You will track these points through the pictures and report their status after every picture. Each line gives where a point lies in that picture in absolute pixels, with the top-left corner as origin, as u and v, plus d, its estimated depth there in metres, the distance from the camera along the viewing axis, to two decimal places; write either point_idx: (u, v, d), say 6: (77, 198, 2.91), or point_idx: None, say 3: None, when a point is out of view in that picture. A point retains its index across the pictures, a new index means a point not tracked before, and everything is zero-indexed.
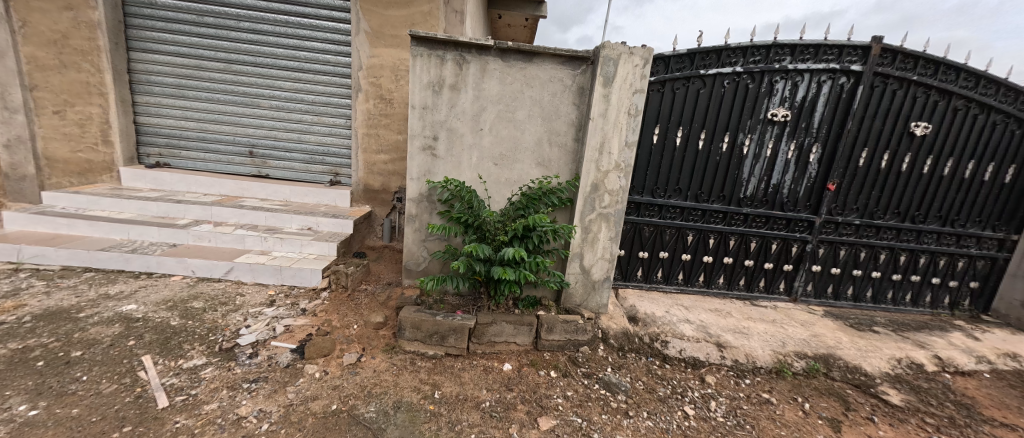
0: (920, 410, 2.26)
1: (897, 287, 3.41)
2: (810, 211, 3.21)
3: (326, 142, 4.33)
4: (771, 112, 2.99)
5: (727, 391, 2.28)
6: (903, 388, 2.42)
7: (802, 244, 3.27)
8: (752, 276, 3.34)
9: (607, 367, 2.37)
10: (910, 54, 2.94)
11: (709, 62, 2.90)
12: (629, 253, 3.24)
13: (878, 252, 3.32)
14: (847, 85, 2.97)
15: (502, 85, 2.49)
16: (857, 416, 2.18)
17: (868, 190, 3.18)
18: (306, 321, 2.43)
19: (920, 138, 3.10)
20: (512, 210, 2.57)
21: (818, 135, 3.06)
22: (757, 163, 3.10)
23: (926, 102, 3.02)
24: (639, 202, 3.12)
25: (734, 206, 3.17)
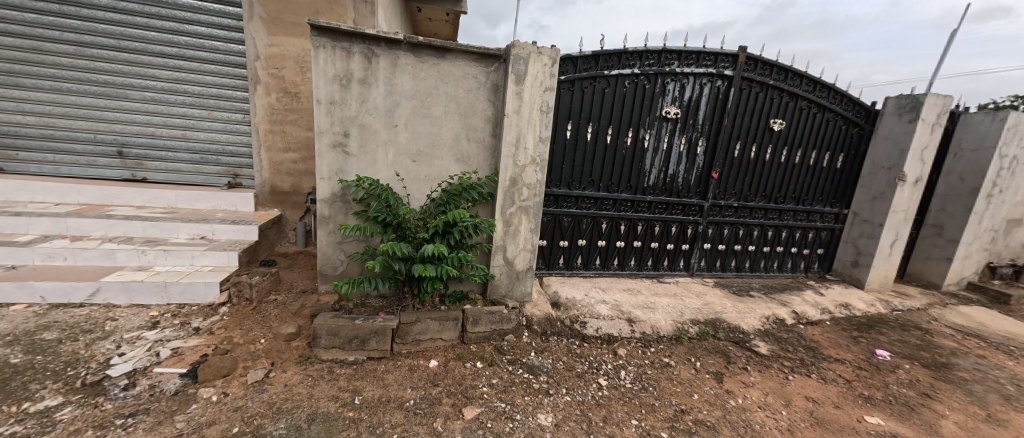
0: (780, 356, 2.77)
1: (768, 257, 4.09)
2: (700, 197, 3.70)
3: (221, 140, 3.84)
4: (665, 110, 3.37)
5: (635, 360, 2.56)
6: (769, 340, 2.94)
7: (695, 225, 3.76)
8: (658, 257, 3.75)
9: (531, 352, 2.50)
10: (767, 62, 3.53)
11: (611, 64, 3.17)
12: (550, 243, 3.42)
13: (752, 229, 3.94)
14: (723, 88, 3.46)
15: (415, 80, 2.45)
16: (736, 367, 2.60)
17: (742, 176, 3.75)
18: (200, 341, 2.17)
19: (778, 133, 3.73)
20: (433, 207, 2.55)
21: (703, 131, 3.52)
22: (656, 156, 3.48)
23: (780, 102, 3.64)
24: (558, 194, 3.30)
25: (640, 194, 3.53)
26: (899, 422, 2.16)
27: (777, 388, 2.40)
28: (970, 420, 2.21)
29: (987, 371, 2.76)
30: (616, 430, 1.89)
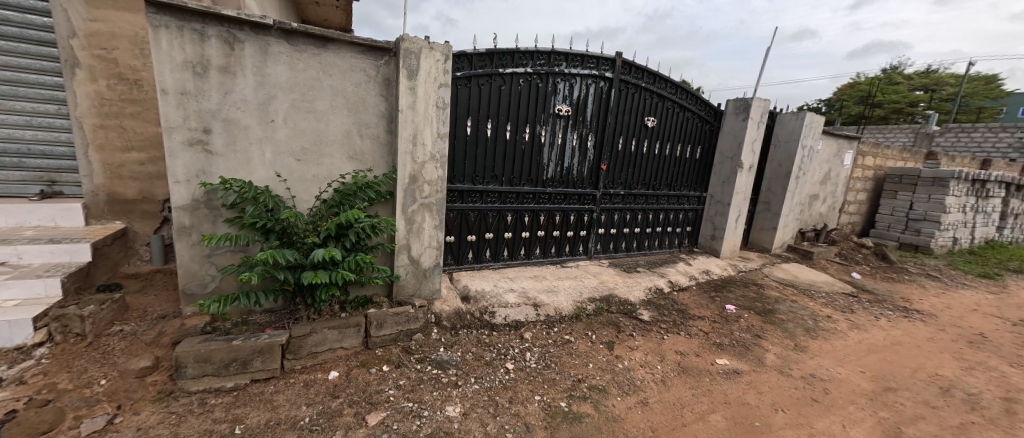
0: (659, 320, 3.25)
1: (650, 236, 4.73)
2: (593, 187, 4.08)
3: (25, 137, 2.99)
4: (557, 108, 3.64)
5: (540, 340, 2.76)
6: (650, 308, 3.43)
7: (590, 213, 4.15)
8: (560, 244, 4.06)
9: (440, 347, 2.51)
10: (639, 67, 4.04)
11: (505, 62, 3.30)
12: (458, 238, 3.45)
13: (637, 214, 4.51)
14: (605, 88, 3.86)
15: (292, 71, 2.22)
16: (624, 335, 2.98)
17: (626, 167, 4.25)
18: (4, 395, 1.69)
19: (651, 129, 4.32)
20: (324, 209, 2.38)
21: (591, 127, 3.89)
22: (553, 150, 3.73)
23: (652, 102, 4.22)
24: (462, 190, 3.33)
25: (540, 187, 3.75)
26: (738, 360, 2.72)
27: (655, 347, 2.82)
28: (784, 350, 2.89)
29: (796, 312, 3.62)
30: (521, 408, 2.02)
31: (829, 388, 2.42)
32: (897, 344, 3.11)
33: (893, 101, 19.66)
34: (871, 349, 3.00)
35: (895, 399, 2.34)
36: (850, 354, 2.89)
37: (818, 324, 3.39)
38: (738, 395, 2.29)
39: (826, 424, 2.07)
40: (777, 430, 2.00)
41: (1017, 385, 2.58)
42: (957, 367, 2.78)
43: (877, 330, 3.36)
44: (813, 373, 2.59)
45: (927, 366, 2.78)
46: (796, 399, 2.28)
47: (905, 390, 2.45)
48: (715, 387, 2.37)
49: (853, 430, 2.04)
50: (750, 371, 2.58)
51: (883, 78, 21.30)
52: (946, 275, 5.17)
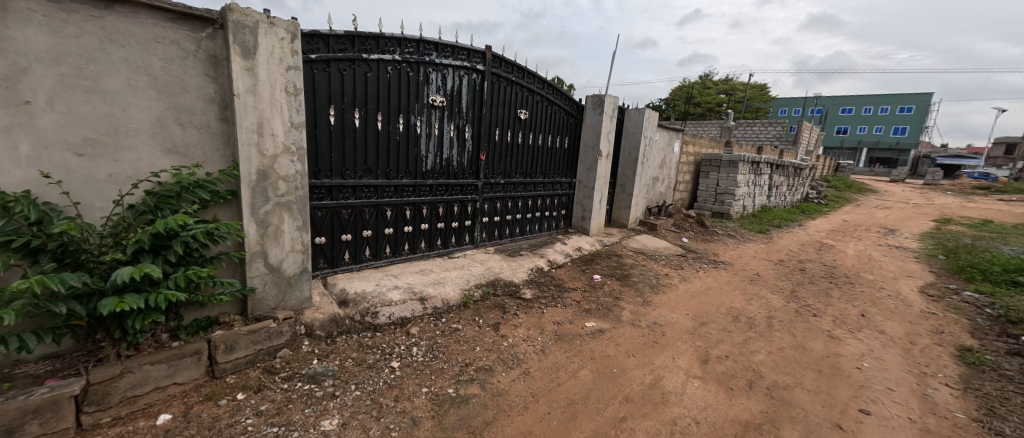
0: (539, 297, 3.55)
1: (531, 221, 5.09)
2: (474, 177, 4.16)
3: None
4: (431, 98, 3.58)
5: (428, 333, 2.73)
6: (532, 287, 3.72)
7: (474, 203, 4.24)
8: (445, 235, 4.05)
9: (313, 360, 2.27)
10: (509, 61, 4.25)
11: (369, 47, 3.09)
12: (330, 238, 3.13)
13: (517, 201, 4.79)
14: (478, 80, 3.96)
15: (55, 36, 1.65)
16: (509, 314, 3.17)
17: (504, 157, 4.47)
18: None
19: (524, 121, 4.61)
20: (130, 217, 1.87)
21: (468, 118, 3.95)
22: (430, 141, 3.67)
23: (522, 96, 4.50)
24: (330, 186, 3.02)
25: (420, 179, 3.66)
26: (603, 320, 3.17)
27: (536, 321, 3.08)
28: (636, 307, 3.48)
29: (645, 274, 4.39)
30: (407, 404, 1.98)
31: (666, 331, 3.02)
32: (709, 289, 4.05)
33: (707, 101, 25.12)
34: (693, 295, 3.84)
35: (707, 330, 3.06)
36: (680, 302, 3.65)
37: (660, 281, 4.17)
38: (602, 350, 2.69)
39: (663, 359, 2.59)
40: (629, 372, 2.41)
41: (775, 306, 3.64)
42: (743, 299, 3.78)
43: (697, 280, 4.32)
44: (656, 321, 3.19)
45: (726, 302, 3.70)
46: (643, 344, 2.79)
47: (713, 322, 3.22)
48: (584, 346, 2.72)
49: (680, 359, 2.60)
50: (610, 328, 3.03)
51: (700, 83, 26.94)
52: (739, 233, 6.91)
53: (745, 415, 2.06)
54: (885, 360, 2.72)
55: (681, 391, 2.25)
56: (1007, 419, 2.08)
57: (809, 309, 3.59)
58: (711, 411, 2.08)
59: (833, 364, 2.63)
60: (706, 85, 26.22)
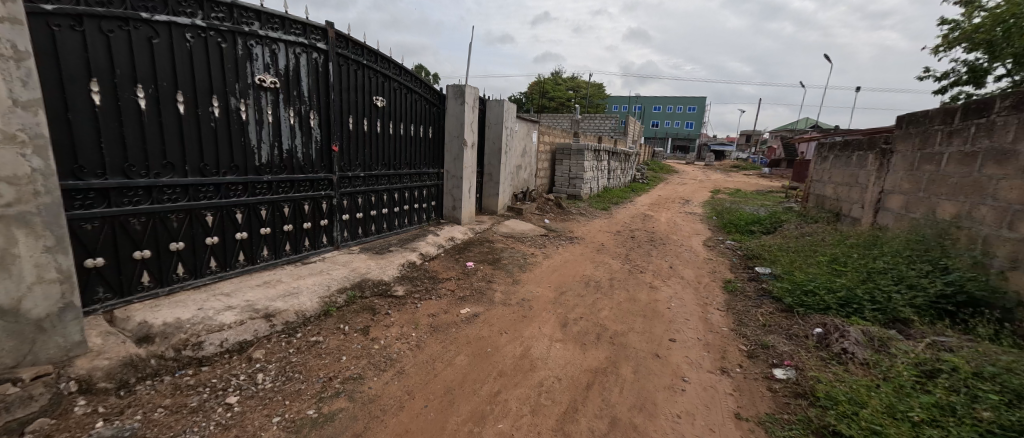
0: (412, 292, 3.42)
1: (399, 215, 4.84)
2: (327, 171, 3.70)
3: None
4: (258, 78, 3.00)
5: (278, 354, 2.33)
6: (404, 283, 3.56)
7: (329, 199, 3.77)
8: (296, 239, 3.50)
9: (96, 422, 1.68)
10: (357, 42, 3.88)
11: (152, 6, 2.37)
12: (114, 256, 2.33)
13: (382, 194, 4.49)
14: (320, 60, 3.50)
15: None
16: (380, 315, 2.96)
17: (361, 148, 4.09)
18: None
19: (381, 108, 4.31)
20: None
21: (311, 103, 3.46)
22: (262, 130, 3.08)
23: (376, 81, 4.18)
24: (107, 188, 2.24)
25: (252, 175, 3.04)
26: (476, 305, 3.26)
27: (409, 317, 2.97)
28: (506, 287, 3.69)
29: (514, 255, 4.69)
30: None
31: (533, 305, 3.31)
32: (567, 262, 4.61)
33: (558, 97, 28.11)
34: (555, 269, 4.30)
35: (567, 298, 3.48)
36: (544, 277, 4.04)
37: (526, 261, 4.52)
38: (476, 333, 2.77)
39: (531, 331, 2.84)
40: (502, 349, 2.57)
41: (615, 270, 4.38)
42: (593, 267, 4.43)
43: (557, 255, 4.85)
44: (524, 298, 3.46)
45: (580, 271, 4.27)
46: (513, 320, 2.99)
47: (571, 291, 3.68)
48: (460, 333, 2.77)
49: (545, 328, 2.89)
50: (484, 311, 3.15)
51: (551, 79, 29.87)
52: (588, 212, 8.03)
53: (595, 363, 2.44)
54: (685, 298, 3.60)
55: (546, 355, 2.51)
56: (749, 325, 3.02)
57: (638, 268, 4.45)
58: (570, 367, 2.39)
59: (654, 308, 3.33)
60: (556, 81, 29.23)
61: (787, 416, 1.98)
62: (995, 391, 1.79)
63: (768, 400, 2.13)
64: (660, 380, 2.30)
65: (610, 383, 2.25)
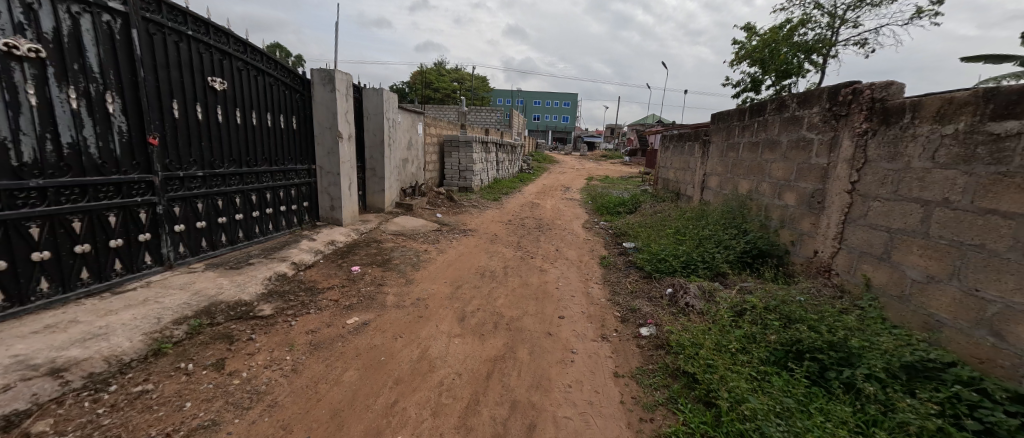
0: (283, 309, 2.94)
1: (259, 221, 4.10)
2: (143, 170, 2.87)
3: None
4: (3, 41, 2.11)
5: (80, 419, 1.72)
6: (272, 300, 3.02)
7: (151, 207, 2.95)
8: (99, 262, 2.64)
9: None
10: (175, 7, 3.09)
11: None
12: None
13: (232, 197, 3.71)
14: (116, 26, 2.67)
15: None
16: (241, 342, 2.46)
17: (196, 141, 3.31)
18: None
19: (221, 92, 3.54)
20: None
21: (107, 81, 2.62)
22: (19, 116, 2.21)
23: (210, 59, 3.41)
24: None
25: (7, 180, 2.15)
26: (365, 313, 2.98)
27: (282, 339, 2.54)
28: (398, 289, 3.46)
29: (405, 254, 4.44)
30: None
31: (428, 303, 3.18)
32: (461, 255, 4.57)
33: (443, 88, 27.55)
34: (449, 264, 4.22)
35: (463, 292, 3.46)
36: (439, 273, 3.93)
37: (419, 258, 4.32)
38: (366, 343, 2.54)
39: (427, 331, 2.73)
40: (396, 355, 2.41)
41: (508, 258, 4.53)
42: (487, 258, 4.50)
43: (452, 250, 4.78)
44: (419, 297, 3.31)
45: (475, 263, 4.29)
46: (408, 323, 2.84)
47: (467, 284, 3.67)
48: (346, 346, 2.49)
49: (442, 325, 2.82)
50: (374, 318, 2.90)
51: (434, 69, 29.04)
52: (480, 203, 8.12)
53: (494, 352, 2.50)
54: (571, 278, 3.94)
55: (444, 354, 2.45)
56: (621, 294, 3.49)
57: (529, 254, 4.70)
58: (469, 360, 2.38)
59: (544, 290, 3.56)
60: (440, 72, 28.53)
61: (651, 366, 2.37)
62: (776, 317, 2.44)
63: (638, 355, 2.50)
64: (553, 356, 2.48)
65: (509, 369, 2.32)
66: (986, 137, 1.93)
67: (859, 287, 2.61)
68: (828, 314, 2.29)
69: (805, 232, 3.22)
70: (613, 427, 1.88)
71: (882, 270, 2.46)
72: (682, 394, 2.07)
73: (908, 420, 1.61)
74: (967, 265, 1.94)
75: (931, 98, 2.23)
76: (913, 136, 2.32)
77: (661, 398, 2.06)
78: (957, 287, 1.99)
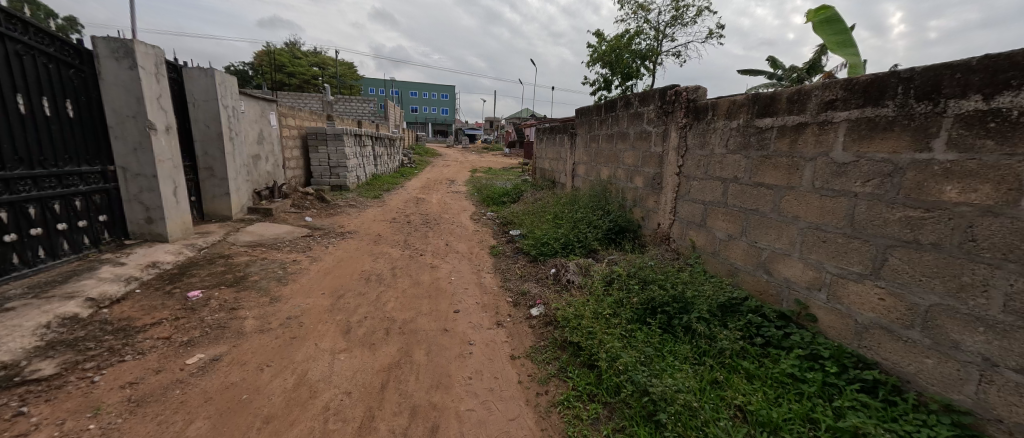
0: (79, 362, 2.17)
1: (17, 247, 2.95)
2: None
3: None
4: None
5: None
6: (57, 354, 2.20)
7: None
8: None
9: None
10: None
11: None
12: None
13: None
14: None
15: None
16: (3, 422, 1.73)
17: None
18: None
19: None
20: None
21: None
22: None
23: None
24: None
25: None
26: (215, 345, 2.42)
27: (80, 403, 1.88)
28: (260, 309, 2.91)
29: (266, 267, 3.76)
30: None
31: (303, 321, 2.77)
32: (340, 261, 4.11)
33: (301, 73, 24.05)
34: (326, 273, 3.75)
35: (346, 301, 3.13)
36: (315, 284, 3.46)
37: (287, 270, 3.72)
38: (220, 383, 2.07)
39: (304, 352, 2.38)
40: (264, 389, 2.03)
41: (396, 258, 4.27)
42: (372, 261, 4.15)
43: (328, 256, 4.25)
44: (290, 315, 2.85)
45: (358, 268, 3.91)
46: (277, 348, 2.42)
47: (350, 292, 3.32)
48: (190, 392, 1.99)
49: (323, 342, 2.50)
50: (229, 350, 2.38)
51: (287, 50, 25.06)
52: (358, 202, 7.42)
53: (388, 359, 2.34)
54: (463, 271, 3.94)
55: (328, 374, 2.18)
56: (511, 280, 3.67)
57: (418, 252, 4.51)
58: (359, 375, 2.18)
59: (437, 287, 3.48)
60: (295, 53, 24.74)
61: (543, 343, 2.56)
62: (636, 281, 2.90)
63: (531, 335, 2.68)
64: (451, 351, 2.46)
65: (405, 374, 2.21)
66: (755, 129, 2.62)
67: (688, 249, 3.29)
68: (671, 273, 2.82)
69: (651, 208, 3.89)
70: (514, 407, 1.98)
71: (701, 234, 3.14)
72: (570, 363, 2.30)
73: (724, 346, 2.13)
74: (750, 224, 2.63)
75: (723, 100, 2.92)
76: (715, 128, 3.00)
77: (552, 370, 2.26)
78: (745, 241, 2.68)
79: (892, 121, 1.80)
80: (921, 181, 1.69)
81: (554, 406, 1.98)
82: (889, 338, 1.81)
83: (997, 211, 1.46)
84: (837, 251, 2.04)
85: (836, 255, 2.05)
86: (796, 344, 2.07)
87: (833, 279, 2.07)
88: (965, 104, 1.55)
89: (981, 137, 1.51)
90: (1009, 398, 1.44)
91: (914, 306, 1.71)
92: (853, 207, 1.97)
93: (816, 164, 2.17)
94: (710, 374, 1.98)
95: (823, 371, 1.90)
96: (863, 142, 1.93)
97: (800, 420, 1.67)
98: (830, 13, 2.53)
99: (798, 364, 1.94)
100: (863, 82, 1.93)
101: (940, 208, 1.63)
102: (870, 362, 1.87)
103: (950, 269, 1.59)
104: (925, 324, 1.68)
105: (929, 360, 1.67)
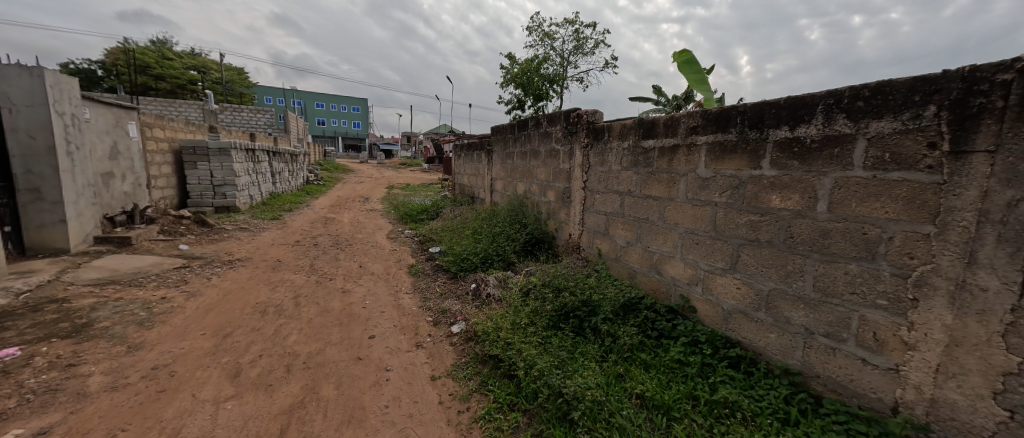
0: None
1: None
2: None
3: None
4: None
5: None
6: None
7: None
8: None
9: None
10: None
11: None
12: None
13: None
14: None
15: None
16: None
17: None
18: None
19: None
20: None
21: None
22: None
23: None
24: None
25: None
26: (41, 415, 1.89)
27: None
28: (112, 361, 2.37)
29: (122, 309, 3.06)
30: None
31: (176, 369, 2.33)
32: (228, 294, 3.56)
33: (174, 76, 20.56)
34: (209, 309, 3.21)
35: (235, 339, 2.72)
36: (193, 323, 2.94)
37: (154, 310, 3.10)
38: None
39: (176, 407, 2.00)
40: None
41: (299, 286, 3.85)
42: (270, 290, 3.69)
43: (212, 288, 3.66)
44: (156, 365, 2.37)
45: (251, 300, 3.44)
46: (138, 406, 1.99)
47: (240, 328, 2.90)
48: None
49: (204, 390, 2.14)
50: (64, 418, 1.88)
51: (155, 49, 21.29)
52: (251, 224, 6.53)
53: (290, 400, 2.10)
54: (378, 293, 3.72)
55: (210, 429, 1.86)
56: (431, 299, 3.58)
57: (326, 277, 4.15)
58: (252, 424, 1.90)
59: (349, 313, 3.22)
60: (166, 54, 21.16)
61: (463, 359, 2.56)
62: (549, 289, 3.06)
63: (452, 353, 2.65)
64: (365, 381, 2.31)
65: (310, 414, 2.00)
66: (642, 149, 3.02)
67: (595, 255, 3.60)
68: (580, 280, 3.06)
69: (563, 220, 4.17)
70: (435, 430, 1.93)
71: (605, 240, 3.46)
72: (491, 375, 2.33)
73: (625, 341, 2.38)
74: (643, 231, 3.00)
75: (616, 123, 3.30)
76: (611, 148, 3.38)
77: (473, 385, 2.26)
78: (640, 247, 3.03)
79: (736, 144, 2.25)
80: (757, 192, 2.14)
81: (475, 421, 1.99)
82: (746, 319, 2.21)
83: (804, 214, 1.91)
84: (706, 251, 2.44)
85: (706, 254, 2.45)
86: (682, 332, 2.41)
87: (705, 274, 2.46)
88: (780, 132, 2.02)
89: (790, 158, 1.98)
90: (822, 357, 1.87)
91: (760, 292, 2.13)
92: (715, 214, 2.39)
93: (687, 179, 2.59)
94: (614, 369, 2.19)
95: (702, 353, 2.25)
96: (718, 161, 2.36)
97: (685, 398, 1.95)
98: (689, 55, 3.08)
99: (683, 349, 2.26)
100: (715, 113, 2.38)
101: (770, 213, 2.07)
102: (734, 341, 2.27)
103: (780, 260, 2.03)
104: (768, 305, 2.10)
105: (773, 334, 2.08)
